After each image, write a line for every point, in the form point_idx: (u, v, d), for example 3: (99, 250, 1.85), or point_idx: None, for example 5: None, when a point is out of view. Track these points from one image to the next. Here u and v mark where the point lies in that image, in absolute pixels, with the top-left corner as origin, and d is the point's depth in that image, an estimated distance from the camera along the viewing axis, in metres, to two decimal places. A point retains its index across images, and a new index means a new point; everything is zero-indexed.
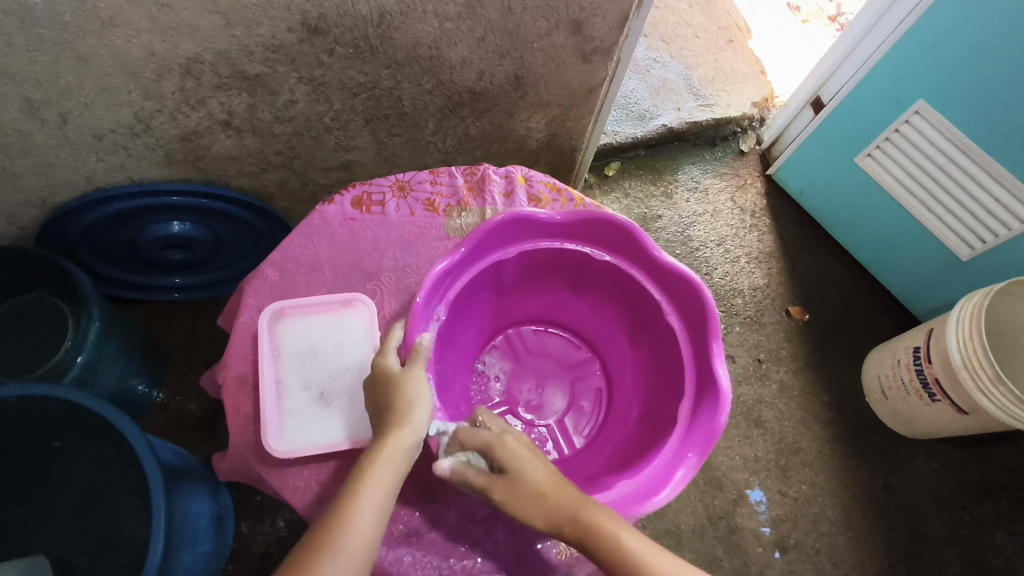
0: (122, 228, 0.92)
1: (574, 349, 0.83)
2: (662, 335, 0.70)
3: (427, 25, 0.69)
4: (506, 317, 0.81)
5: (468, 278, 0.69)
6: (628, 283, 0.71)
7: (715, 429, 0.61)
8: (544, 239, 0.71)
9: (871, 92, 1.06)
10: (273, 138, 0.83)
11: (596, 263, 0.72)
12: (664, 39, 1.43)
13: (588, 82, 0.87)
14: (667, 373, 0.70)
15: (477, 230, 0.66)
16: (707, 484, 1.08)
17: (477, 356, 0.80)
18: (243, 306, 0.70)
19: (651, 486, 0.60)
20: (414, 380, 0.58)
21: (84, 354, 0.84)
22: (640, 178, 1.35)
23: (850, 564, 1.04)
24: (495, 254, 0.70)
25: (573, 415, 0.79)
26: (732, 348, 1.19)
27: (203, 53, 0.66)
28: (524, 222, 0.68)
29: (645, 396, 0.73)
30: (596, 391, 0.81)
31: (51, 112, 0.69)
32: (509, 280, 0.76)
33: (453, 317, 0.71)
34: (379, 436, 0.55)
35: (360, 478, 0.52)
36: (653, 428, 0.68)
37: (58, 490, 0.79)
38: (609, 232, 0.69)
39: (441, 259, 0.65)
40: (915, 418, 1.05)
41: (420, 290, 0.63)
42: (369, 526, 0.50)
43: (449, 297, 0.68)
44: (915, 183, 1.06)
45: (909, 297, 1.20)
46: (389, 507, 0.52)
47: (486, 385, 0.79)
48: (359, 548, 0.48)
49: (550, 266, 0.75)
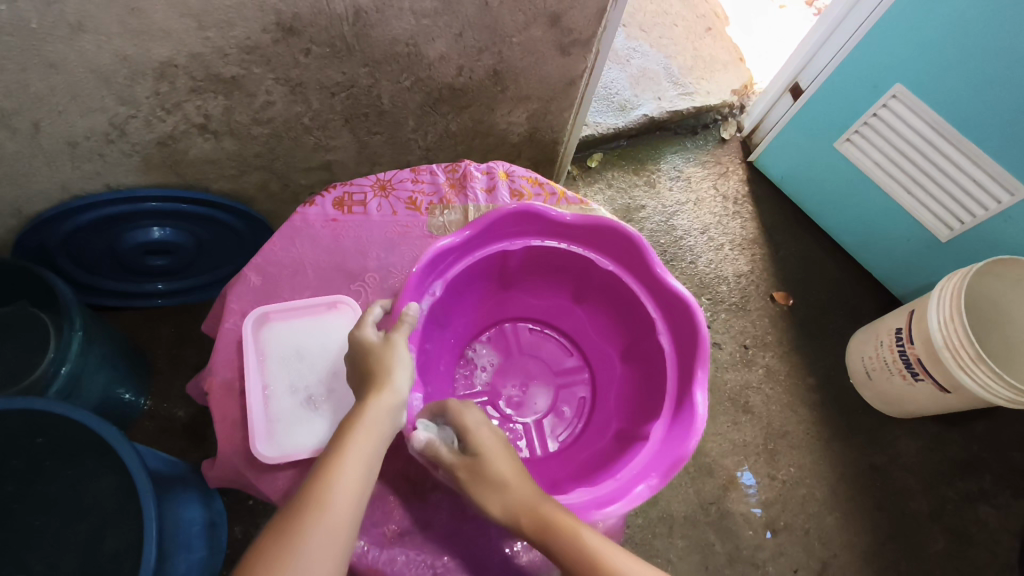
0: (102, 235, 0.91)
1: (566, 356, 0.82)
2: (654, 353, 0.70)
3: (404, 22, 0.69)
4: (504, 308, 0.81)
5: (471, 262, 0.70)
6: (628, 294, 0.72)
7: (683, 455, 0.60)
8: (552, 239, 0.71)
9: (846, 78, 1.08)
10: (252, 140, 0.82)
11: (599, 269, 0.72)
12: (643, 28, 1.43)
13: (567, 75, 0.87)
14: (650, 392, 0.70)
15: (484, 217, 0.67)
16: (698, 469, 1.09)
17: (468, 342, 0.80)
18: (227, 312, 0.69)
19: (608, 497, 0.60)
20: (394, 347, 0.58)
21: (68, 365, 0.83)
22: (622, 168, 1.35)
23: (838, 543, 1.06)
24: (501, 244, 0.71)
25: (552, 420, 0.78)
26: (719, 335, 1.20)
27: (176, 56, 0.65)
28: (535, 217, 0.69)
29: (628, 415, 0.73)
30: (580, 400, 0.80)
31: (23, 121, 0.68)
32: (511, 273, 0.76)
33: (448, 301, 0.72)
34: (361, 398, 0.55)
35: (345, 442, 0.51)
36: (625, 445, 0.67)
37: (46, 503, 0.78)
38: (614, 240, 0.70)
39: (447, 236, 0.66)
40: (899, 397, 1.07)
41: (418, 264, 0.64)
42: (357, 479, 0.50)
43: (445, 278, 0.68)
44: (892, 167, 1.08)
45: (889, 279, 1.22)
46: (376, 462, 0.52)
47: (471, 374, 0.79)
48: (347, 497, 0.48)
49: (553, 265, 0.75)
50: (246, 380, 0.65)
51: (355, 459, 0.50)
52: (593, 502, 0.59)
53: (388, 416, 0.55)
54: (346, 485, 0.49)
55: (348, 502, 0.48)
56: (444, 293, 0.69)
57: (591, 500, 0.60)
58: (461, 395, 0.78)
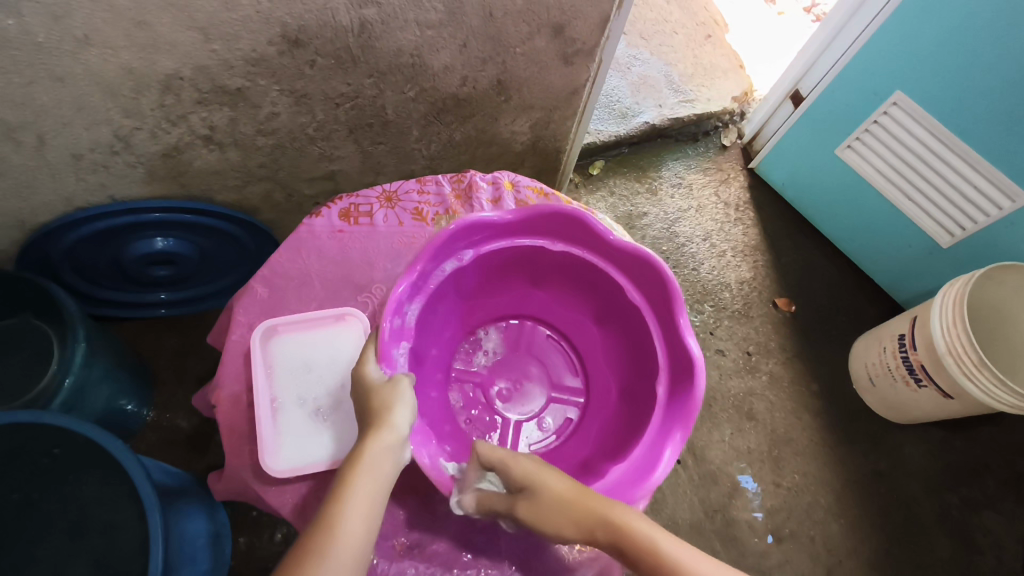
0: (106, 247, 0.91)
1: (569, 375, 0.81)
2: (646, 398, 0.67)
3: (409, 33, 0.69)
4: (525, 305, 0.81)
5: (502, 249, 0.70)
6: (642, 331, 0.69)
7: (629, 500, 0.58)
8: (591, 254, 0.70)
9: (847, 85, 1.08)
10: (256, 151, 0.82)
11: (624, 298, 0.70)
12: (643, 36, 1.43)
13: (570, 84, 0.88)
14: (627, 434, 0.67)
15: (530, 208, 0.67)
16: (702, 477, 1.09)
17: (482, 323, 0.81)
18: (234, 325, 0.69)
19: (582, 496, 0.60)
20: (395, 386, 0.57)
21: (72, 376, 0.83)
22: (624, 176, 1.35)
23: (844, 551, 1.06)
24: (539, 241, 0.70)
25: (532, 426, 0.77)
26: (722, 342, 1.21)
27: (182, 69, 0.65)
28: (580, 226, 0.68)
29: (596, 448, 0.71)
30: (565, 420, 0.78)
31: (28, 134, 0.68)
32: (538, 272, 0.76)
33: (471, 274, 0.72)
34: (360, 440, 0.55)
35: (346, 489, 0.50)
36: (580, 472, 0.66)
37: (49, 517, 0.78)
38: (648, 275, 0.67)
39: (490, 213, 0.67)
40: (903, 403, 1.07)
41: (455, 224, 0.65)
42: (359, 527, 0.48)
43: (477, 251, 0.69)
44: (894, 173, 1.08)
45: (891, 286, 1.23)
46: (379, 508, 0.50)
47: (473, 353, 0.80)
48: (352, 544, 0.47)
49: (585, 280, 0.74)
50: (255, 394, 0.65)
51: (357, 506, 0.49)
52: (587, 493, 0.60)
53: (388, 457, 0.54)
54: (350, 532, 0.47)
55: (353, 546, 0.47)
56: (470, 263, 0.69)
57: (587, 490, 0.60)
58: (457, 368, 0.79)
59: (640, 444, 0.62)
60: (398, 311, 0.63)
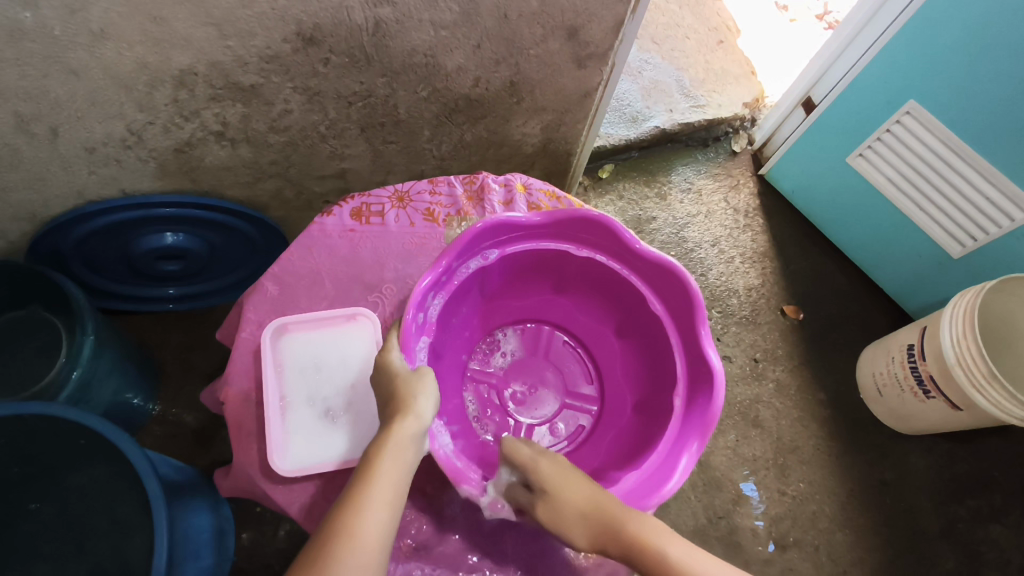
0: (116, 240, 0.91)
1: (584, 383, 0.80)
2: (662, 409, 0.67)
3: (422, 33, 0.69)
4: (546, 309, 0.81)
5: (527, 251, 0.70)
6: (663, 341, 0.69)
7: (638, 509, 0.58)
8: (617, 262, 0.70)
9: (860, 93, 1.08)
10: (268, 148, 0.82)
11: (646, 307, 0.70)
12: (655, 40, 1.43)
13: (583, 87, 0.87)
14: (639, 445, 0.67)
15: (559, 211, 0.67)
16: (706, 484, 1.09)
17: (501, 325, 0.81)
18: (244, 322, 0.69)
19: (640, 493, 0.60)
20: (422, 376, 0.58)
21: (79, 369, 0.83)
22: (633, 180, 1.35)
23: (848, 561, 1.05)
24: (564, 244, 0.70)
25: (545, 431, 0.77)
26: (729, 349, 1.20)
27: (197, 64, 0.65)
28: (605, 232, 0.68)
29: (607, 458, 0.70)
30: (579, 428, 0.77)
31: (42, 126, 0.68)
32: (562, 277, 0.76)
33: (494, 274, 0.72)
34: (384, 426, 0.55)
35: (371, 475, 0.51)
36: (590, 479, 0.66)
37: (53, 509, 0.78)
38: (673, 286, 0.67)
39: (519, 215, 0.67)
40: (911, 415, 1.07)
41: (484, 222, 0.65)
42: (384, 512, 0.49)
43: (502, 251, 0.69)
44: (905, 182, 1.07)
45: (901, 295, 1.22)
46: (402, 493, 0.51)
47: (489, 354, 0.80)
48: (378, 528, 0.48)
49: (608, 288, 0.74)
50: (264, 392, 0.65)
51: (383, 492, 0.50)
52: (642, 489, 0.60)
53: (413, 443, 0.54)
54: (375, 516, 0.48)
55: (379, 531, 0.48)
56: (495, 262, 0.69)
57: (638, 487, 0.60)
58: (472, 368, 0.78)
59: (655, 455, 0.62)
60: (421, 306, 0.63)
